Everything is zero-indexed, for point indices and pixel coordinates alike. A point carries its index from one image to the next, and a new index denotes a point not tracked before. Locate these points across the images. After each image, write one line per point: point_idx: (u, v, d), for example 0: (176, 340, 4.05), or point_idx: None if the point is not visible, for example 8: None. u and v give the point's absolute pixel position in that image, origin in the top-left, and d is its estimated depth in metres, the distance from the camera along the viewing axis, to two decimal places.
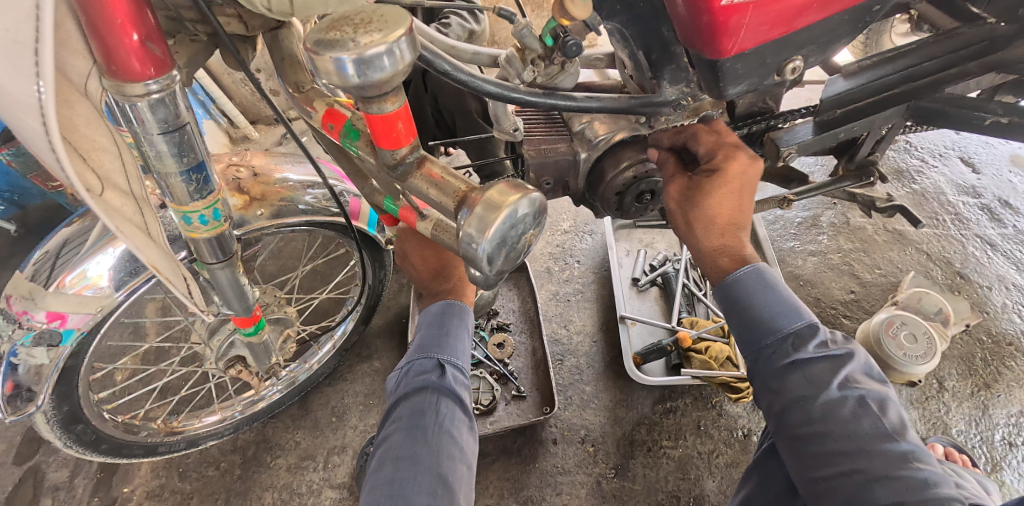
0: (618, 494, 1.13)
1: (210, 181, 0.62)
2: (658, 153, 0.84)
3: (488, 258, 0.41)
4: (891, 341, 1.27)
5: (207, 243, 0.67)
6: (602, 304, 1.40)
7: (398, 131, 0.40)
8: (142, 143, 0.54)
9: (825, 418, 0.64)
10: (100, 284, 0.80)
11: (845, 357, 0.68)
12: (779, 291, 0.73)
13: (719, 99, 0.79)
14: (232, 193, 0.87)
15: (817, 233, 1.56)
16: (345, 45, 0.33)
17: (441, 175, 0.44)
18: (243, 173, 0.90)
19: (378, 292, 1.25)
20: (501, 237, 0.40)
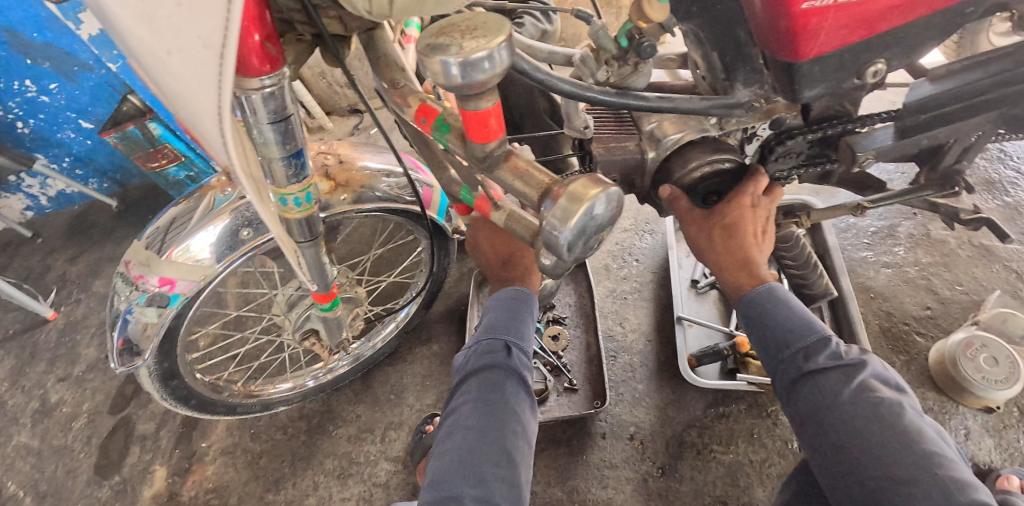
0: (664, 493, 1.14)
1: (304, 168, 0.69)
2: (727, 155, 0.84)
3: (568, 246, 0.43)
4: (969, 363, 1.21)
5: (298, 225, 0.74)
6: (659, 304, 1.40)
7: (490, 126, 0.44)
8: (253, 130, 0.61)
9: (840, 424, 0.72)
10: (201, 256, 0.89)
11: (856, 367, 0.76)
12: (790, 306, 0.84)
13: (793, 102, 0.78)
14: (322, 178, 0.94)
15: (893, 244, 1.49)
16: (451, 49, 0.36)
17: (525, 167, 0.48)
18: (330, 160, 0.96)
19: (441, 278, 1.30)
20: (580, 227, 0.42)
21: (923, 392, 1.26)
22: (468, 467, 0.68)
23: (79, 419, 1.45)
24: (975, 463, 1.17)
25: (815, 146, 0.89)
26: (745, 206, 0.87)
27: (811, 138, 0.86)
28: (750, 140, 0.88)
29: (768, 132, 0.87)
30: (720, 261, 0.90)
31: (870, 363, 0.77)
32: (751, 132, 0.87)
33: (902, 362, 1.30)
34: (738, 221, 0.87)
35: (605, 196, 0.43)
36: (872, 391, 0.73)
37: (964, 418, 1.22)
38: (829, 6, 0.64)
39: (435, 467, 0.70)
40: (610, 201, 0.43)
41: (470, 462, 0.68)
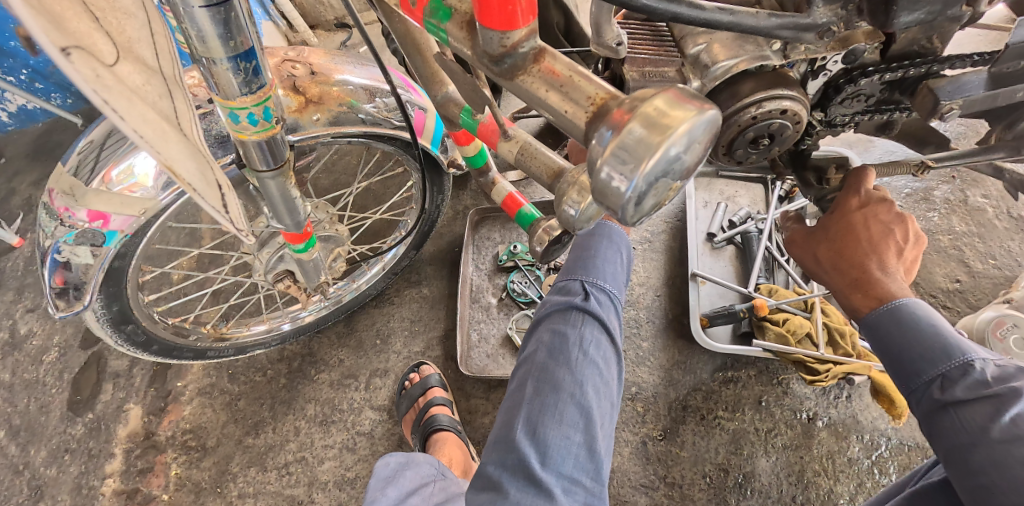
0: (663, 458, 1.08)
1: (260, 73, 0.55)
2: (789, 90, 0.69)
3: (636, 199, 0.32)
4: (997, 343, 1.12)
5: (256, 148, 0.61)
6: (670, 257, 1.29)
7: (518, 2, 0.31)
8: (183, 19, 0.47)
9: (990, 469, 0.57)
10: (146, 185, 0.76)
11: (1010, 394, 0.58)
12: (920, 326, 0.66)
13: (880, 28, 0.64)
14: (287, 91, 0.79)
15: (928, 209, 1.36)
16: None
17: (565, 74, 0.35)
18: (299, 70, 0.80)
19: (434, 218, 1.18)
20: (648, 180, 0.31)
21: None
22: (543, 413, 0.76)
23: (51, 353, 1.35)
24: None
25: (887, 89, 0.75)
26: (852, 207, 0.72)
27: (886, 79, 0.73)
28: (816, 75, 0.72)
29: (839, 66, 0.71)
30: (833, 282, 0.74)
31: None
32: (818, 64, 0.71)
33: None
34: (852, 227, 0.72)
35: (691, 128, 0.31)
36: None
37: None
38: None
39: (505, 418, 0.79)
40: (695, 137, 0.31)
41: (541, 413, 0.76)
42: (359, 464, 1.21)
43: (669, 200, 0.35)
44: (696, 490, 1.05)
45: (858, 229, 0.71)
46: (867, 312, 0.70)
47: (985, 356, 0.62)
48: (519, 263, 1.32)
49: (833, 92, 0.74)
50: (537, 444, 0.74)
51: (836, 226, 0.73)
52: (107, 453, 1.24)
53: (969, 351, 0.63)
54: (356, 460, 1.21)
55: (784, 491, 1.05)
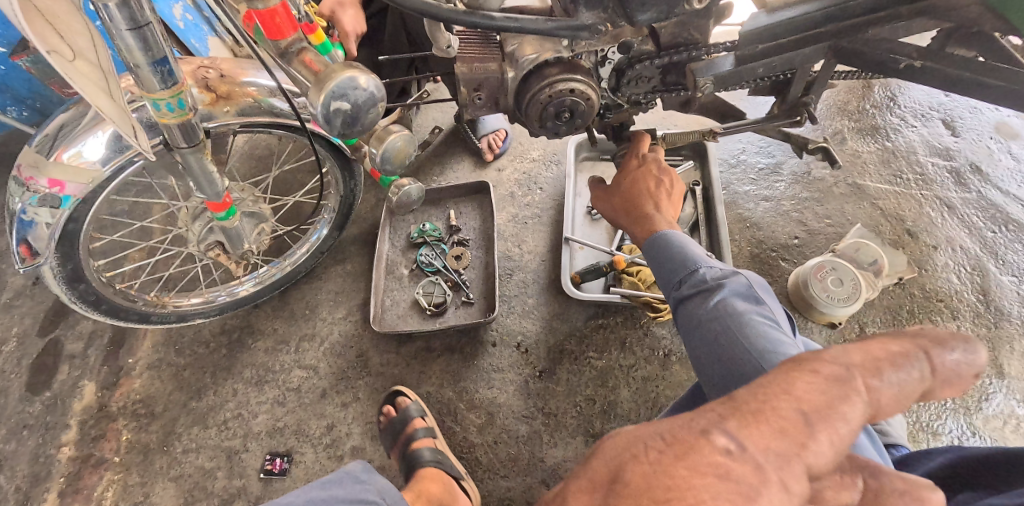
0: (542, 393, 1.29)
1: (175, 74, 0.76)
2: (579, 75, 0.91)
3: (325, 120, 0.56)
4: (818, 283, 1.36)
5: (177, 129, 0.82)
6: (556, 228, 1.52)
7: (278, 22, 0.56)
8: (116, 36, 0.69)
9: (702, 341, 0.79)
10: (90, 161, 0.94)
11: (716, 287, 0.82)
12: (673, 244, 0.89)
13: (633, 25, 0.86)
14: (200, 89, 0.97)
15: (776, 180, 1.60)
16: None
17: (312, 61, 0.57)
18: (211, 73, 0.99)
19: (351, 201, 1.38)
20: (349, 113, 0.56)
21: None
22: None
23: (12, 341, 1.50)
24: None
25: (665, 72, 0.96)
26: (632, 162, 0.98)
27: (658, 64, 0.94)
28: (603, 64, 0.94)
29: (619, 56, 0.93)
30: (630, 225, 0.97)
31: (730, 283, 0.82)
32: (602, 55, 0.93)
33: (765, 283, 1.44)
34: (637, 180, 0.96)
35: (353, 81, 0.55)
36: (725, 306, 0.79)
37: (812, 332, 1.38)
38: None
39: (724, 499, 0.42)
40: (356, 83, 0.55)
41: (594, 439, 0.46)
42: (288, 416, 1.38)
43: (371, 126, 0.59)
44: (569, 418, 1.26)
45: (642, 180, 0.96)
46: (647, 239, 0.92)
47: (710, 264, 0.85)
48: (428, 239, 1.51)
49: (621, 75, 0.96)
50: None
51: (627, 181, 0.98)
52: (63, 424, 1.39)
53: (701, 261, 0.86)
54: (285, 412, 1.39)
55: (642, 414, 1.26)
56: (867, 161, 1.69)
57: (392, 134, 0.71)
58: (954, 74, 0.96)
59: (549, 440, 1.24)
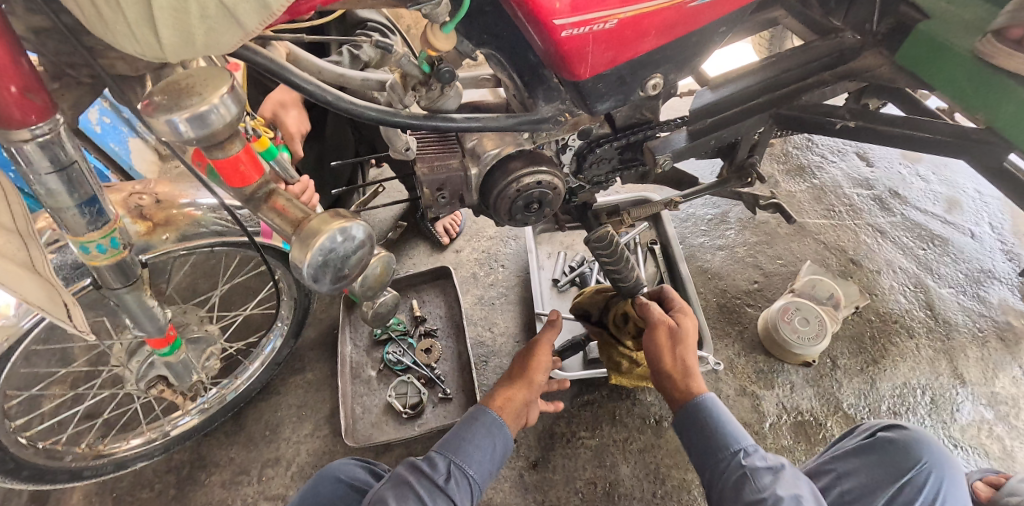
0: (539, 485, 1.21)
1: (105, 212, 0.64)
2: (543, 167, 0.90)
3: (315, 277, 0.50)
4: (786, 325, 1.38)
5: (109, 270, 0.69)
6: (524, 305, 1.49)
7: (243, 171, 0.50)
8: (31, 183, 0.57)
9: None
10: (7, 315, 0.80)
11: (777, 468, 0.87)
12: (722, 415, 0.94)
13: (591, 115, 0.86)
14: (133, 218, 0.87)
15: (725, 228, 1.65)
16: (177, 109, 0.42)
17: (284, 205, 0.53)
18: (146, 200, 0.89)
19: (306, 306, 1.28)
20: (336, 269, 0.51)
21: (756, 356, 1.41)
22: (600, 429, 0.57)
23: None
24: (800, 412, 1.34)
25: (623, 152, 0.99)
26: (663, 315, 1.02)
27: (617, 145, 0.96)
28: (563, 151, 0.95)
29: (579, 142, 0.94)
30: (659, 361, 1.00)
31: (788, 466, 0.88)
32: (563, 143, 0.93)
33: (736, 331, 1.45)
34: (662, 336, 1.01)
35: (345, 232, 0.51)
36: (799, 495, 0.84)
37: (789, 374, 1.39)
38: (588, 35, 0.69)
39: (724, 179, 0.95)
40: (347, 235, 0.50)
41: None
42: None
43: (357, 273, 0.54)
44: None
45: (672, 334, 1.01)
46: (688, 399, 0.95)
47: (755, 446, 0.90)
48: (393, 335, 1.43)
49: (582, 160, 0.97)
50: (452, 493, 0.84)
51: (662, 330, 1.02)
52: None
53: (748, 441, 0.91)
54: None
55: (644, 491, 1.21)
56: (802, 199, 1.79)
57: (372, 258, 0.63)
58: (883, 129, 1.01)
59: None
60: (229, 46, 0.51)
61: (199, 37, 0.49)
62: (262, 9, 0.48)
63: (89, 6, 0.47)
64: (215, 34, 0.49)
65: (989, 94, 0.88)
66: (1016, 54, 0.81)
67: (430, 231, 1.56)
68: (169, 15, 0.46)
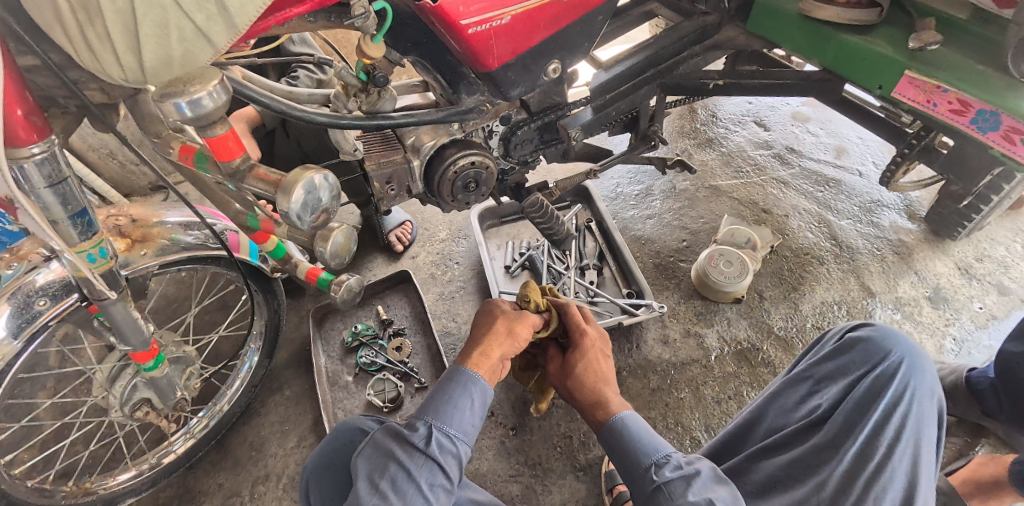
0: (519, 447, 1.32)
1: (92, 224, 0.76)
2: (474, 149, 1.04)
3: (297, 214, 0.66)
4: (714, 270, 1.56)
5: (97, 280, 0.81)
6: (482, 294, 1.62)
7: (230, 146, 0.64)
8: (30, 197, 0.68)
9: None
10: None
11: (695, 471, 0.82)
12: (637, 434, 0.90)
13: (507, 100, 1.02)
14: (115, 236, 0.96)
15: (651, 200, 1.84)
16: (180, 95, 0.55)
17: (266, 174, 0.67)
18: (123, 220, 0.98)
19: (278, 322, 1.36)
20: (311, 207, 0.67)
21: (694, 303, 1.58)
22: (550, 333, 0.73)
23: None
24: (739, 342, 1.51)
25: (541, 132, 1.15)
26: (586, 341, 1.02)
27: (535, 126, 1.12)
28: (490, 137, 1.09)
29: (502, 128, 1.09)
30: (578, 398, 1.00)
31: (704, 468, 0.83)
32: (489, 130, 1.08)
33: (674, 284, 1.62)
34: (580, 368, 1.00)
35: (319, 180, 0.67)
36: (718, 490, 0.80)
37: (724, 312, 1.56)
38: (490, 31, 0.85)
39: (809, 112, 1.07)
40: (318, 183, 0.67)
41: None
42: None
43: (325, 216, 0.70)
44: (551, 460, 1.30)
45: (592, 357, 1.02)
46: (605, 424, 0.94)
47: (670, 454, 0.86)
48: (364, 340, 1.52)
49: (508, 143, 1.12)
50: (437, 458, 0.80)
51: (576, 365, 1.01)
52: None
53: (668, 450, 0.87)
54: None
55: None
56: (713, 165, 2.01)
57: (336, 230, 0.76)
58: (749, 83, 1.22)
59: (540, 490, 1.26)
60: (202, 63, 0.64)
61: (177, 56, 0.62)
62: (231, 30, 0.63)
63: (84, 43, 0.59)
64: (191, 54, 0.62)
65: (819, 42, 1.11)
66: (827, 6, 1.06)
67: (385, 242, 1.68)
68: (153, 41, 0.60)
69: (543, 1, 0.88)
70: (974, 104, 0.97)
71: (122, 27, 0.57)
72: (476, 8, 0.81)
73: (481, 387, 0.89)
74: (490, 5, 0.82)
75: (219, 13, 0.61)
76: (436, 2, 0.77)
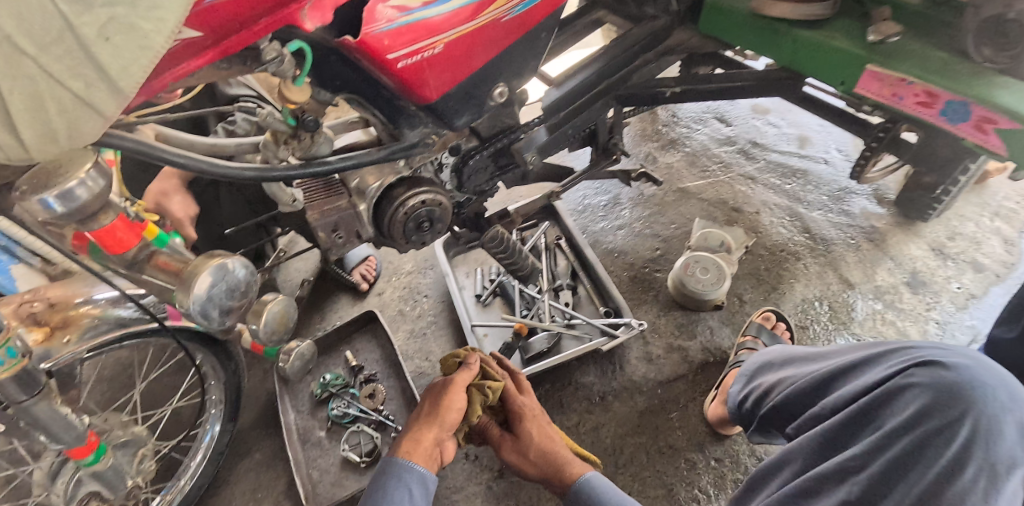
0: (509, 491, 1.24)
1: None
2: (425, 187, 0.97)
3: (204, 309, 0.63)
4: (691, 278, 1.51)
5: (11, 382, 0.73)
6: (454, 327, 1.54)
7: (120, 236, 0.61)
8: None
9: None
10: None
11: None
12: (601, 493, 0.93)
13: (454, 131, 0.95)
14: (28, 328, 0.85)
15: (620, 209, 1.78)
16: (49, 191, 0.52)
17: (169, 263, 0.66)
18: (38, 306, 0.87)
19: (238, 384, 1.24)
20: (224, 294, 0.64)
21: (674, 314, 1.53)
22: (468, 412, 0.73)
23: None
24: (724, 351, 1.46)
25: (495, 159, 1.07)
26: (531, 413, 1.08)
27: (489, 153, 1.05)
28: (441, 170, 1.02)
29: (452, 158, 1.02)
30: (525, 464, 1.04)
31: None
32: (438, 163, 1.00)
33: (652, 296, 1.56)
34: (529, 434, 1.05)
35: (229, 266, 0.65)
36: None
37: (706, 320, 1.51)
38: (423, 61, 0.78)
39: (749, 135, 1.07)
40: (224, 269, 0.64)
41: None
42: None
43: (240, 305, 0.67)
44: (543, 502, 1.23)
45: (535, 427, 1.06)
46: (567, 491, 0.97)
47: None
48: (333, 390, 1.43)
49: (461, 174, 1.05)
50: None
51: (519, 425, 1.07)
52: None
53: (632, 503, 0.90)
54: None
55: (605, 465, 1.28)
56: (679, 167, 1.96)
57: (269, 304, 0.71)
58: (706, 88, 1.17)
59: None
60: (92, 135, 0.56)
61: (60, 131, 0.53)
62: (118, 95, 0.54)
63: None
64: (78, 127, 0.54)
65: (773, 39, 1.06)
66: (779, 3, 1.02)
67: (347, 282, 1.58)
68: (27, 117, 0.51)
69: (481, 22, 0.81)
70: (942, 95, 0.91)
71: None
72: (406, 38, 0.73)
73: (428, 477, 0.92)
74: (421, 35, 0.74)
75: (101, 79, 0.52)
76: (358, 37, 0.70)
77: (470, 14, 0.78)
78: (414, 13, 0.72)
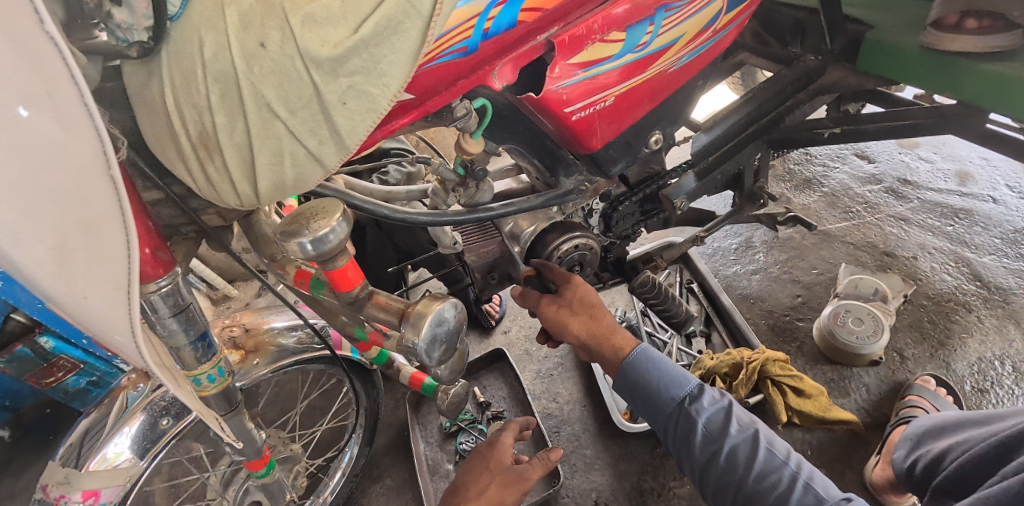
0: None
1: (211, 346, 0.76)
2: (577, 231, 0.98)
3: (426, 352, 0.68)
4: (842, 329, 1.38)
5: (215, 398, 0.81)
6: (582, 369, 1.54)
7: (349, 276, 0.66)
8: (157, 327, 0.69)
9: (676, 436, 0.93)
10: (121, 459, 0.92)
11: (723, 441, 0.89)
12: (657, 366, 0.97)
13: (607, 178, 0.96)
14: (230, 350, 0.98)
15: (753, 253, 1.69)
16: (303, 232, 0.58)
17: (386, 301, 0.70)
18: (237, 330, 1.00)
19: (377, 411, 1.32)
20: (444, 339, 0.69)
21: (821, 368, 1.41)
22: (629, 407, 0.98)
23: None
24: (884, 412, 1.31)
25: (642, 205, 1.07)
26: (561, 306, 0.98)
27: (637, 199, 1.04)
28: (591, 215, 1.03)
29: (602, 204, 1.03)
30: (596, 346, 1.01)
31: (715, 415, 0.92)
32: (588, 209, 1.02)
33: (795, 348, 1.45)
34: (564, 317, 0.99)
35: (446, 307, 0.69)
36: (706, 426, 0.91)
37: (860, 377, 1.38)
38: (594, 114, 0.80)
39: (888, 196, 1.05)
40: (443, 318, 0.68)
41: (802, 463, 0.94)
42: None
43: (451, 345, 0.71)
44: None
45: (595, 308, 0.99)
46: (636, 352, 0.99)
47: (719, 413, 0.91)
48: (462, 424, 1.45)
49: (608, 219, 1.05)
50: None
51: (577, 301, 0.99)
52: None
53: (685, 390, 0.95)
54: None
55: None
56: (818, 208, 1.81)
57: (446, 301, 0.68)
58: (869, 128, 1.12)
59: None
60: (313, 182, 0.63)
61: (288, 181, 0.61)
62: (342, 150, 0.60)
63: (203, 176, 0.59)
64: (302, 177, 0.61)
65: (950, 76, 0.96)
66: (959, 36, 0.92)
67: (476, 318, 1.63)
68: (266, 168, 0.58)
69: (649, 74, 0.82)
70: None
71: (235, 156, 0.57)
72: (582, 91, 0.76)
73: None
74: (595, 89, 0.77)
75: (331, 135, 0.58)
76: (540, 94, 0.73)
77: (641, 67, 0.80)
78: (589, 71, 0.75)
